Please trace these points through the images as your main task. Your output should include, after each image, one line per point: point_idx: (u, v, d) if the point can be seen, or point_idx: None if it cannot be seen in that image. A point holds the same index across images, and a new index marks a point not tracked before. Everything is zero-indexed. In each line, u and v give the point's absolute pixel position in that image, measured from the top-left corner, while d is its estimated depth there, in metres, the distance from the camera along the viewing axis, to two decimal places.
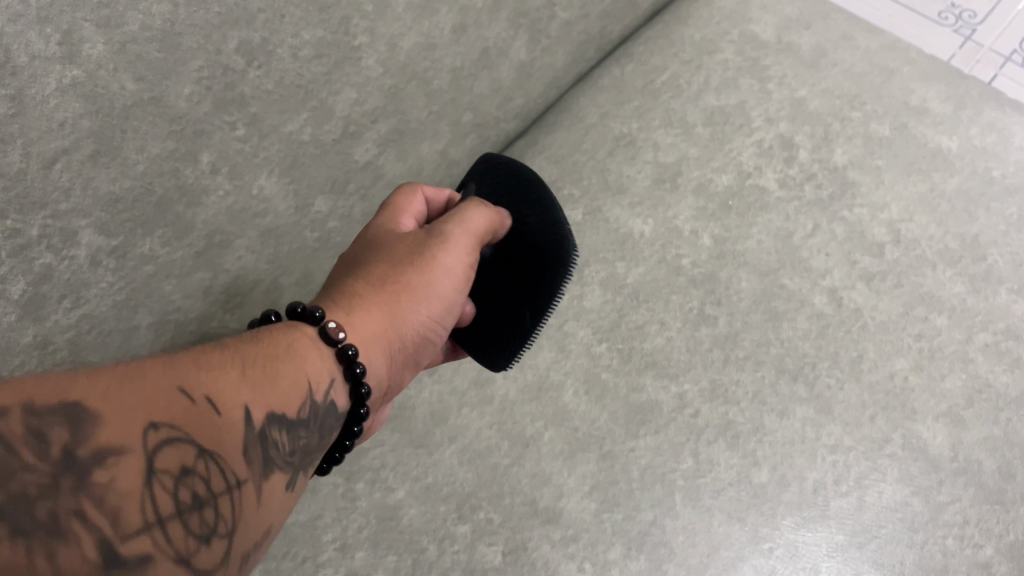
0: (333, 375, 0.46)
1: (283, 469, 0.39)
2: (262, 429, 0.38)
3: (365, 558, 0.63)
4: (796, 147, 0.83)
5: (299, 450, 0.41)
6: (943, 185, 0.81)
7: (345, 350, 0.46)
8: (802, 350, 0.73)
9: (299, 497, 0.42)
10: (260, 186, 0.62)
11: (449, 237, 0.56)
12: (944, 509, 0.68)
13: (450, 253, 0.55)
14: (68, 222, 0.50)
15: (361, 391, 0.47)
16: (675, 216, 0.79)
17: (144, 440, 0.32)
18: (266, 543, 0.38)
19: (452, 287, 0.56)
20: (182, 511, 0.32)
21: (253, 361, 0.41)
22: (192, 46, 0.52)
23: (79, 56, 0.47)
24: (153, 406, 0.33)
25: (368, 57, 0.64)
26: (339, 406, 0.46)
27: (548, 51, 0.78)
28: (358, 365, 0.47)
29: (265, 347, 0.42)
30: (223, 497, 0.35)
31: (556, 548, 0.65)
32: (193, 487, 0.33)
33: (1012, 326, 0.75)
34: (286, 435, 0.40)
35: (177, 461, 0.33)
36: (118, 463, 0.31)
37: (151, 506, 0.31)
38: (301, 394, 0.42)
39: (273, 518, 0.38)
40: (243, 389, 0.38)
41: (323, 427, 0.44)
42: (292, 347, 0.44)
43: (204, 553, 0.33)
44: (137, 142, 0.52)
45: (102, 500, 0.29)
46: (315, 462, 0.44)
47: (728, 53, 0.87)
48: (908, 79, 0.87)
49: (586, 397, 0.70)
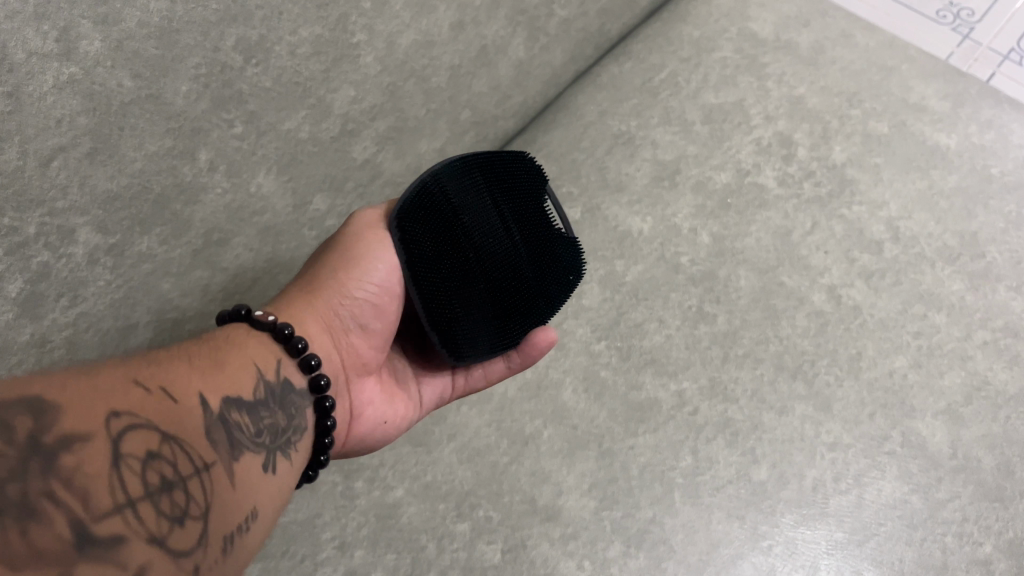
0: (278, 356, 0.47)
1: (252, 451, 0.41)
2: (220, 412, 0.40)
3: (364, 557, 0.63)
4: (795, 145, 0.83)
5: (266, 432, 0.43)
6: (941, 182, 0.81)
7: (280, 329, 0.48)
8: (801, 348, 0.73)
9: (279, 478, 0.43)
10: (258, 184, 0.61)
11: (361, 214, 0.57)
12: (943, 506, 0.68)
13: (363, 218, 0.56)
14: (65, 220, 0.49)
15: (311, 363, 0.48)
16: (673, 214, 0.79)
17: (106, 426, 0.32)
18: (249, 527, 0.39)
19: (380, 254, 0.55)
20: (153, 492, 0.33)
21: (197, 355, 0.42)
22: (190, 43, 0.53)
23: (77, 53, 0.47)
24: (109, 395, 0.34)
25: (366, 55, 0.64)
26: (297, 385, 0.48)
27: (546, 49, 0.78)
28: (297, 340, 0.48)
29: (208, 342, 0.44)
30: (192, 479, 0.35)
31: (556, 545, 0.65)
32: (161, 470, 0.34)
33: (1011, 324, 0.76)
34: (245, 418, 0.42)
35: (142, 446, 0.33)
36: (84, 447, 0.31)
37: (121, 486, 0.31)
38: (252, 378, 0.44)
39: (251, 500, 0.39)
40: (194, 378, 0.39)
41: (286, 407, 0.46)
42: (234, 338, 0.46)
43: (181, 533, 0.33)
44: (135, 139, 0.52)
45: (70, 482, 0.30)
46: (294, 446, 0.46)
47: (726, 51, 0.87)
48: (906, 76, 0.87)
49: (585, 395, 0.70)
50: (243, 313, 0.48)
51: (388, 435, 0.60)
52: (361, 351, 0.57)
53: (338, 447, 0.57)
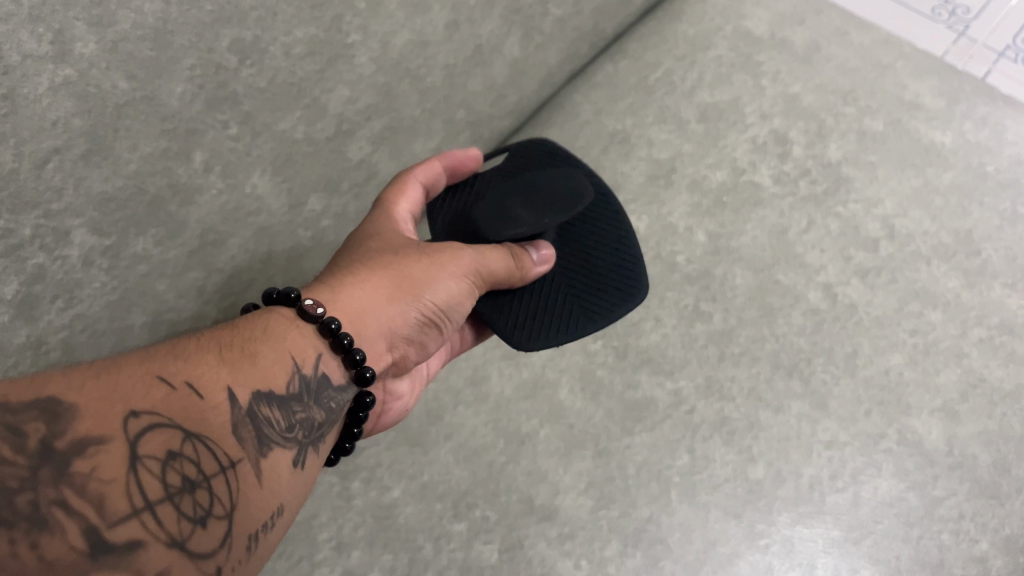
0: (318, 349, 0.45)
1: (281, 447, 0.40)
2: (249, 408, 0.38)
3: (361, 557, 0.63)
4: (789, 143, 0.83)
5: (298, 426, 0.42)
6: (937, 180, 0.82)
7: (327, 323, 0.45)
8: (796, 345, 0.73)
9: (310, 471, 0.43)
10: (253, 185, 0.61)
11: (459, 252, 0.53)
12: (939, 503, 0.68)
13: (459, 263, 0.52)
14: (60, 222, 0.49)
15: (357, 358, 0.46)
16: (669, 213, 0.79)
17: (125, 428, 0.33)
18: (274, 524, 0.39)
19: (455, 294, 0.53)
20: (172, 494, 0.33)
21: (230, 344, 0.41)
22: (185, 44, 0.53)
23: (71, 55, 0.47)
24: (130, 395, 0.34)
25: (361, 55, 0.64)
26: (336, 380, 0.46)
27: (541, 48, 0.78)
28: (343, 336, 0.45)
29: (243, 330, 0.42)
30: (216, 477, 0.35)
31: (553, 545, 0.65)
32: (182, 469, 0.34)
33: (1006, 321, 0.76)
34: (277, 413, 0.40)
35: (162, 447, 0.33)
36: (98, 452, 0.31)
37: (138, 490, 0.32)
38: (288, 370, 0.42)
39: (278, 496, 0.39)
40: (222, 372, 0.38)
41: (323, 400, 0.44)
42: (273, 327, 0.44)
43: (200, 534, 0.33)
44: (130, 141, 0.52)
45: (85, 487, 0.30)
46: (324, 440, 0.45)
47: (721, 49, 0.87)
48: (901, 74, 0.87)
49: (581, 394, 0.70)
50: (293, 297, 0.45)
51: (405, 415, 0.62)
52: (408, 360, 0.54)
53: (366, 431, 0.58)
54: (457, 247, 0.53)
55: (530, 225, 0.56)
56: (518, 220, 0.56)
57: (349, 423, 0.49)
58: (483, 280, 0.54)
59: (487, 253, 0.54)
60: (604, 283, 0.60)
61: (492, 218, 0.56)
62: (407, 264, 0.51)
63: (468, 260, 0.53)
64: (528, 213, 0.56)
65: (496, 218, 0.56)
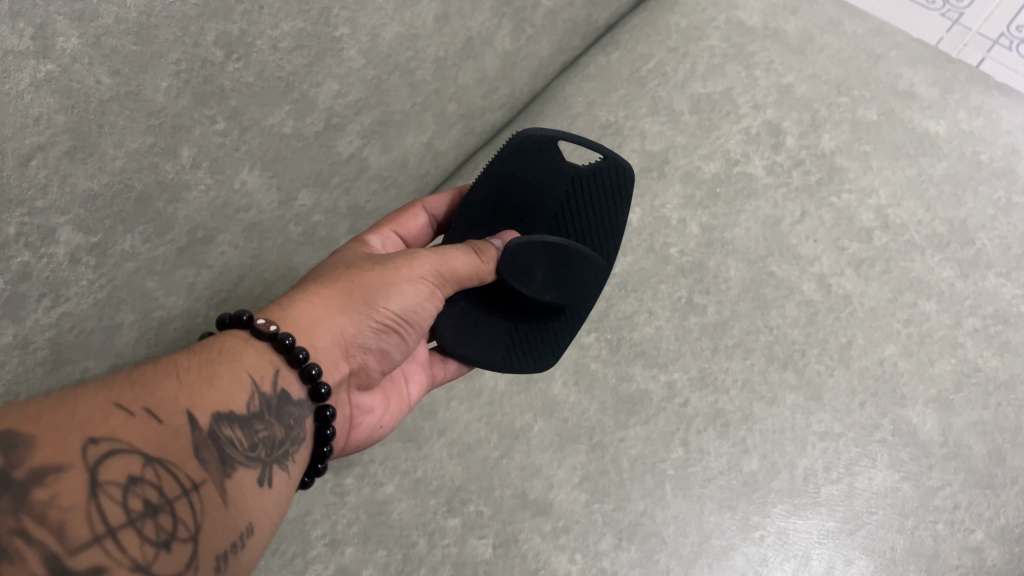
0: (276, 366, 0.44)
1: (246, 467, 0.39)
2: (210, 430, 0.38)
3: (354, 554, 0.63)
4: (783, 134, 0.82)
5: (262, 445, 0.41)
6: (931, 170, 0.81)
7: (281, 339, 0.45)
8: (791, 337, 0.73)
9: (280, 489, 0.42)
10: (242, 180, 0.61)
11: (415, 258, 0.52)
12: (934, 494, 0.68)
13: (415, 267, 0.52)
14: (45, 219, 0.50)
15: (312, 372, 0.45)
16: (662, 205, 0.78)
17: (83, 455, 0.32)
18: (245, 543, 0.38)
19: (414, 300, 0.52)
20: (134, 519, 0.32)
21: (187, 367, 0.39)
22: (168, 39, 0.53)
23: (53, 50, 0.48)
24: (86, 420, 0.33)
25: (349, 48, 0.63)
26: (295, 395, 0.45)
27: (533, 40, 0.77)
28: (299, 351, 0.45)
29: (199, 352, 0.42)
30: (179, 500, 0.34)
31: (547, 540, 0.65)
32: (143, 494, 0.33)
33: (1001, 311, 0.75)
34: (239, 432, 0.40)
35: (123, 471, 0.33)
36: (58, 481, 0.30)
37: (99, 517, 0.31)
38: (248, 388, 0.42)
39: (246, 517, 0.38)
40: (182, 394, 0.37)
41: (287, 417, 0.44)
42: (228, 348, 0.43)
43: (166, 558, 0.33)
44: (114, 138, 0.52)
45: (44, 517, 0.29)
46: (291, 458, 0.43)
47: (714, 40, 0.86)
48: (893, 64, 0.87)
49: (575, 387, 0.70)
50: (245, 319, 0.45)
51: (380, 439, 0.58)
52: (371, 370, 0.54)
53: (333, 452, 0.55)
54: (413, 253, 0.52)
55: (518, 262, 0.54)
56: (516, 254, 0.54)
57: (318, 441, 0.47)
58: (445, 281, 0.53)
59: (446, 255, 0.53)
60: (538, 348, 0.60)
61: (516, 254, 0.54)
62: (359, 275, 0.51)
63: (425, 265, 0.52)
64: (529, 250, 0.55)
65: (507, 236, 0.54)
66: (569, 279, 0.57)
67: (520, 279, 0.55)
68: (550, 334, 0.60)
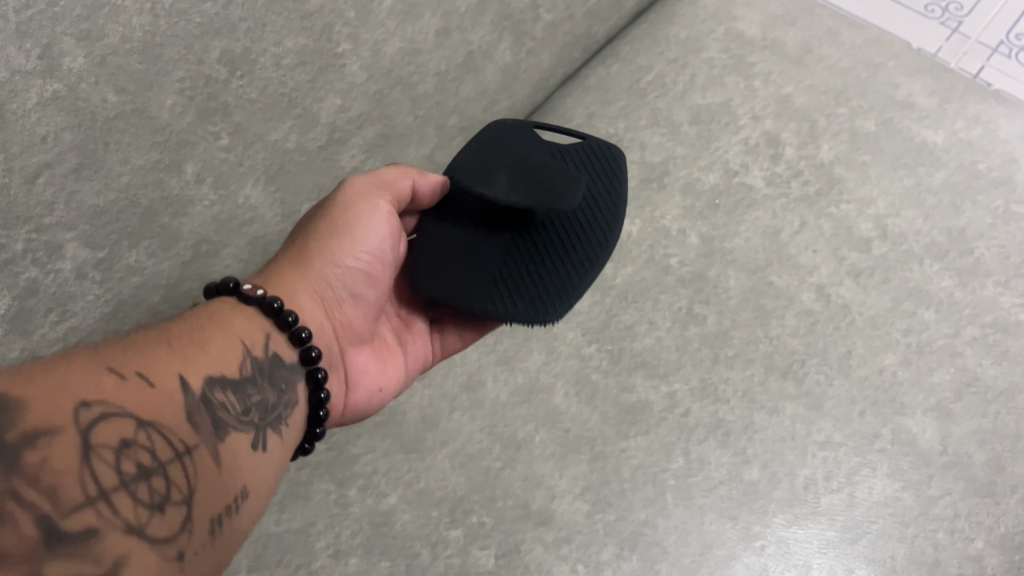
0: (268, 330, 0.46)
1: (239, 431, 0.40)
2: (203, 394, 0.39)
3: (358, 565, 0.63)
4: (782, 145, 0.83)
5: (255, 409, 0.42)
6: (929, 179, 0.82)
7: (269, 302, 0.47)
8: (791, 347, 0.73)
9: (275, 452, 0.43)
10: (246, 196, 0.62)
11: (349, 183, 0.56)
12: (934, 503, 0.68)
13: (349, 191, 0.55)
14: (52, 236, 0.50)
15: (301, 335, 0.47)
16: (662, 216, 0.79)
17: (75, 419, 0.32)
18: (240, 507, 0.39)
19: (363, 219, 0.54)
20: (127, 481, 0.33)
21: (180, 334, 0.41)
22: (174, 57, 0.53)
23: (60, 70, 0.48)
24: (78, 385, 0.33)
25: (351, 64, 0.64)
26: (287, 359, 0.46)
27: (533, 53, 0.78)
28: (287, 314, 0.47)
29: (191, 319, 0.43)
30: (171, 464, 0.35)
31: (549, 550, 0.65)
32: (136, 457, 0.34)
33: (1000, 319, 0.76)
34: (232, 396, 0.41)
35: (115, 435, 0.34)
36: (50, 444, 0.31)
37: (91, 480, 0.31)
38: (240, 353, 0.43)
39: (240, 480, 0.39)
40: (173, 361, 0.39)
41: (279, 381, 0.45)
42: (219, 314, 0.44)
43: (159, 521, 0.33)
44: (120, 155, 0.52)
45: (35, 480, 0.30)
46: (285, 421, 0.45)
47: (713, 52, 0.87)
48: (892, 74, 0.87)
49: (576, 398, 0.70)
50: (231, 287, 0.47)
51: (383, 402, 0.58)
52: (355, 323, 0.56)
53: (337, 419, 0.56)
54: (348, 182, 0.56)
55: (496, 195, 0.56)
56: (492, 187, 0.57)
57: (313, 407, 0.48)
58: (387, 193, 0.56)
59: (379, 172, 0.56)
60: (527, 286, 0.56)
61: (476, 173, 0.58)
62: (313, 228, 0.54)
63: (355, 186, 0.55)
64: (505, 186, 0.57)
65: (479, 174, 0.58)
66: (539, 188, 0.56)
67: (480, 183, 0.57)
68: (533, 279, 0.57)
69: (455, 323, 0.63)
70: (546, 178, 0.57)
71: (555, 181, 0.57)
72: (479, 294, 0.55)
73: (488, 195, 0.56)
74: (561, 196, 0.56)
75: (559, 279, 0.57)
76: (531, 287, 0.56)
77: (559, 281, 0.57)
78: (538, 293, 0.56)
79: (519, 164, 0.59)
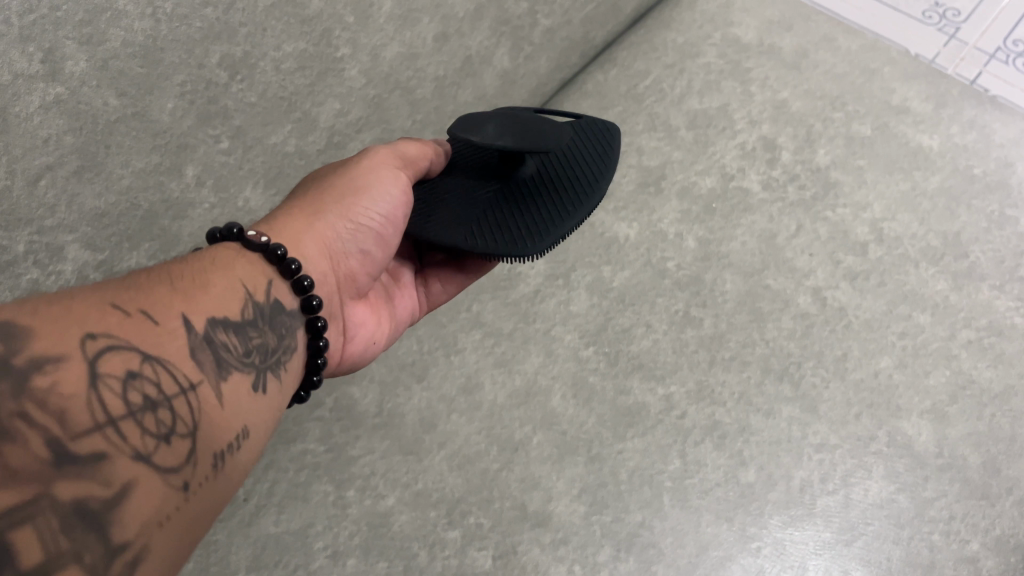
0: (269, 277, 0.46)
1: (241, 372, 0.41)
2: (206, 333, 0.39)
3: (356, 565, 0.63)
4: (778, 149, 0.83)
5: (255, 352, 0.42)
6: (924, 184, 0.82)
7: (272, 250, 0.47)
8: (786, 350, 0.73)
9: (275, 395, 0.43)
10: (246, 198, 0.63)
11: (373, 152, 0.56)
12: (929, 505, 0.68)
13: (372, 159, 0.55)
14: (54, 238, 0.51)
15: (303, 284, 0.47)
16: (659, 220, 0.79)
17: (82, 348, 0.33)
18: (242, 446, 0.39)
19: (384, 184, 0.54)
20: (133, 411, 0.33)
21: (182, 275, 0.41)
22: (175, 61, 0.53)
23: (62, 73, 0.48)
24: (84, 318, 0.34)
25: (350, 68, 0.64)
26: (288, 306, 0.47)
27: (531, 58, 0.79)
28: (290, 262, 0.47)
29: (194, 262, 0.43)
30: (176, 398, 0.36)
31: (546, 551, 0.65)
32: (142, 389, 0.34)
33: (995, 323, 0.76)
34: (234, 338, 0.41)
35: (122, 366, 0.34)
36: (57, 370, 0.32)
37: (97, 406, 0.32)
38: (241, 297, 0.43)
39: (242, 419, 0.39)
40: (176, 300, 0.39)
41: (279, 328, 0.45)
42: (221, 258, 0.45)
43: (165, 451, 0.34)
44: (121, 158, 0.53)
45: (44, 403, 0.30)
46: (284, 367, 0.45)
47: (709, 57, 0.88)
48: (888, 79, 0.88)
49: (573, 400, 0.71)
50: (236, 232, 0.47)
51: (374, 356, 0.59)
52: (358, 275, 0.56)
53: (330, 368, 0.56)
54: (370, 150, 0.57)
55: (484, 138, 0.53)
56: (479, 130, 0.53)
57: (312, 354, 0.49)
58: (405, 164, 0.57)
59: (400, 146, 0.57)
60: (517, 225, 0.53)
61: (465, 119, 0.54)
62: (326, 184, 0.54)
63: (375, 155, 0.56)
64: (494, 129, 0.53)
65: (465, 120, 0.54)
66: (525, 128, 0.54)
67: (468, 129, 0.53)
68: (523, 219, 0.54)
69: (439, 274, 0.65)
70: (533, 120, 0.55)
71: (541, 122, 0.55)
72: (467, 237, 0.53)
73: (476, 140, 0.53)
74: (547, 134, 0.54)
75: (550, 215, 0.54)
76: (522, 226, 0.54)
77: (550, 216, 0.54)
78: (528, 230, 0.53)
79: (509, 112, 0.56)
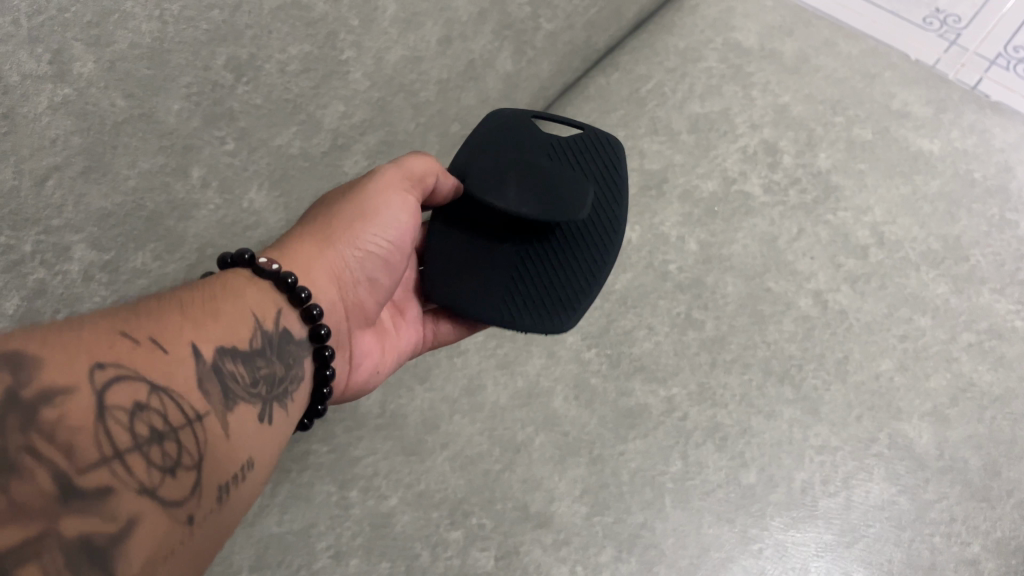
0: (280, 304, 0.47)
1: (248, 402, 0.41)
2: (215, 362, 0.40)
3: (359, 565, 0.64)
4: (779, 153, 0.84)
5: (262, 382, 0.43)
6: (925, 188, 0.83)
7: (283, 278, 0.47)
8: (788, 352, 0.74)
9: (280, 425, 0.44)
10: (250, 200, 0.63)
11: (381, 173, 0.56)
12: (930, 507, 0.68)
13: (380, 180, 0.55)
14: (60, 238, 0.51)
15: (313, 313, 0.47)
16: (661, 223, 0.80)
17: (91, 379, 0.34)
18: (246, 476, 0.40)
19: (392, 210, 0.55)
20: (140, 444, 0.34)
21: (192, 301, 0.42)
22: (180, 62, 0.54)
23: (70, 74, 0.49)
24: (94, 348, 0.35)
25: (355, 71, 0.65)
26: (297, 335, 0.47)
27: (534, 62, 0.79)
28: (301, 291, 0.47)
29: (205, 287, 0.44)
30: (182, 429, 0.37)
31: (548, 552, 0.65)
32: (149, 420, 0.35)
33: (995, 326, 0.77)
34: (242, 368, 0.42)
35: (130, 398, 0.35)
36: (65, 402, 0.32)
37: (106, 439, 0.33)
38: (251, 325, 0.44)
39: (248, 450, 0.40)
40: (185, 327, 0.40)
41: (287, 356, 0.46)
42: (233, 284, 0.45)
43: (170, 484, 0.35)
44: (127, 158, 0.53)
45: (52, 436, 0.31)
46: (291, 396, 0.46)
47: (711, 61, 0.88)
48: (888, 83, 0.89)
49: (576, 402, 0.71)
50: (247, 258, 0.47)
51: (379, 382, 0.60)
52: (366, 303, 0.56)
53: (337, 395, 0.57)
54: (379, 170, 0.56)
55: (508, 204, 0.57)
56: (504, 197, 0.57)
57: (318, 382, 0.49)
58: (414, 185, 0.56)
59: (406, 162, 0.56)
60: (537, 293, 0.59)
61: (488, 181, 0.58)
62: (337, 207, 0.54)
63: (382, 175, 0.55)
64: (516, 195, 0.57)
65: (488, 179, 0.58)
66: (547, 195, 0.58)
67: (491, 193, 0.57)
68: (542, 287, 0.60)
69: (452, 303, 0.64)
70: (555, 185, 0.59)
71: (563, 188, 0.59)
72: (492, 308, 0.58)
73: (500, 207, 0.57)
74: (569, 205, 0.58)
75: (567, 283, 0.60)
76: (542, 298, 0.59)
77: (566, 283, 0.60)
78: (547, 300, 0.59)
79: (524, 164, 0.59)
